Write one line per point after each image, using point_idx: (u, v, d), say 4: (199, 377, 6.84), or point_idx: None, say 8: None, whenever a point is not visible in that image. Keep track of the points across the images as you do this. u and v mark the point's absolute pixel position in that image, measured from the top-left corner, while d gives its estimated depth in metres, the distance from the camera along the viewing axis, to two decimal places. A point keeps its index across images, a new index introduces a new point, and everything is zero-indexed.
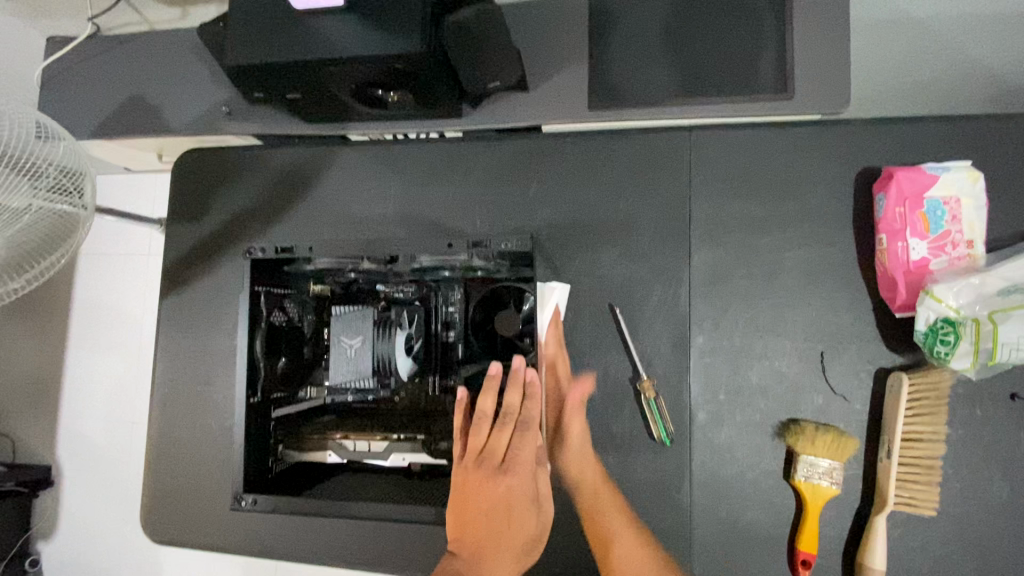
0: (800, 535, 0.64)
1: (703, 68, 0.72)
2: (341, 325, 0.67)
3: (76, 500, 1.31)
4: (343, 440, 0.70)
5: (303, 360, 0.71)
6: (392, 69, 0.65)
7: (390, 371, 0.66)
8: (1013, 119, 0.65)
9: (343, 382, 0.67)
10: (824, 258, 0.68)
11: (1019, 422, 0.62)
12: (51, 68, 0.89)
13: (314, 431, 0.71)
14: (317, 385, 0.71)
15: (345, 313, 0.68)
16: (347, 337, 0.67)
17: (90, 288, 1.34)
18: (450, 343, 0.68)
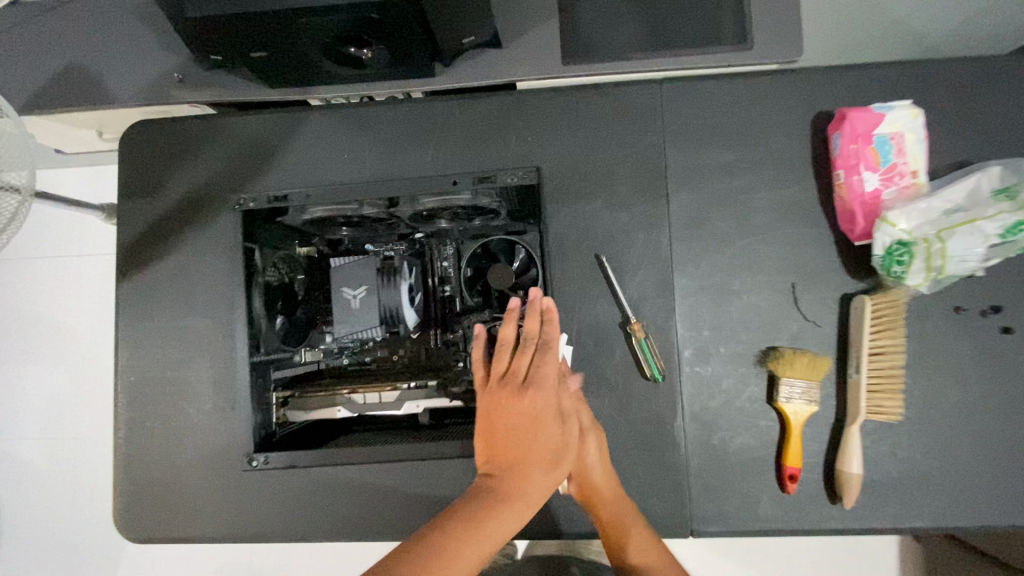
0: (785, 453, 0.69)
1: (666, 26, 0.75)
2: (345, 276, 0.72)
3: (18, 526, 1.20)
4: (351, 394, 0.78)
5: (298, 320, 0.82)
6: (367, 19, 0.63)
7: (398, 319, 0.72)
8: (941, 62, 0.72)
9: (349, 334, 0.72)
10: (789, 196, 0.73)
11: (963, 332, 0.69)
12: None
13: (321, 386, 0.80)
14: (312, 348, 0.82)
15: (354, 265, 0.73)
16: (350, 287, 0.72)
17: (17, 291, 1.22)
18: (447, 297, 0.75)
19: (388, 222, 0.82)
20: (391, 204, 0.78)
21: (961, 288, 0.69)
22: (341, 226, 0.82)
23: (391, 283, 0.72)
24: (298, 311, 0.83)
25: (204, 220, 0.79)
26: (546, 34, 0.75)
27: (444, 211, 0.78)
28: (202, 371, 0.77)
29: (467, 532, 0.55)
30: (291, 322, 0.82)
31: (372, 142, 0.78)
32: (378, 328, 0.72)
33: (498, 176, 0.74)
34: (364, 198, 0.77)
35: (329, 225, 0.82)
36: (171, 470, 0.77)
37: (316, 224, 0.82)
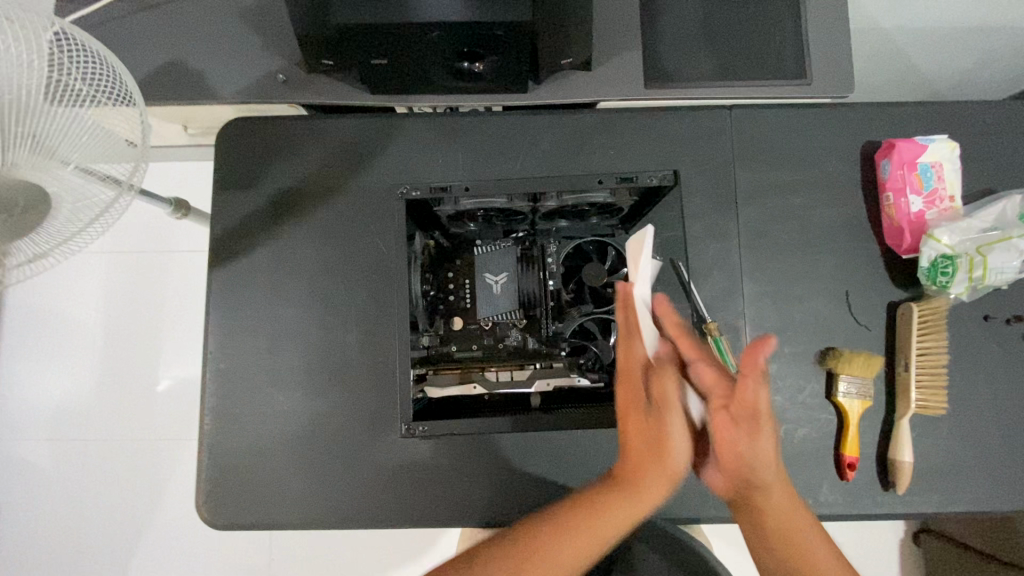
0: (843, 443, 0.76)
1: (739, 57, 0.83)
2: (487, 262, 0.75)
3: None
4: (485, 372, 0.72)
5: (432, 305, 0.75)
6: (490, 35, 0.69)
7: (536, 303, 0.75)
8: (968, 105, 0.83)
9: (489, 317, 0.74)
10: (842, 214, 0.82)
11: (993, 337, 0.79)
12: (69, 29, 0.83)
13: (448, 363, 0.73)
14: (432, 335, 0.74)
15: (500, 251, 0.76)
16: (491, 272, 0.75)
17: None
18: (557, 289, 0.75)
19: (517, 217, 0.77)
20: (535, 200, 0.73)
21: (990, 300, 0.79)
22: (477, 218, 0.77)
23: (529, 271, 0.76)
24: (429, 288, 0.76)
25: (299, 214, 0.82)
26: (630, 59, 0.83)
27: (572, 210, 0.76)
28: (292, 359, 0.80)
29: (526, 553, 0.60)
30: (428, 298, 0.75)
31: (464, 148, 0.84)
32: (514, 312, 0.74)
33: (642, 179, 0.70)
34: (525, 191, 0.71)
35: (461, 217, 0.77)
36: (254, 456, 0.78)
37: (449, 217, 0.77)
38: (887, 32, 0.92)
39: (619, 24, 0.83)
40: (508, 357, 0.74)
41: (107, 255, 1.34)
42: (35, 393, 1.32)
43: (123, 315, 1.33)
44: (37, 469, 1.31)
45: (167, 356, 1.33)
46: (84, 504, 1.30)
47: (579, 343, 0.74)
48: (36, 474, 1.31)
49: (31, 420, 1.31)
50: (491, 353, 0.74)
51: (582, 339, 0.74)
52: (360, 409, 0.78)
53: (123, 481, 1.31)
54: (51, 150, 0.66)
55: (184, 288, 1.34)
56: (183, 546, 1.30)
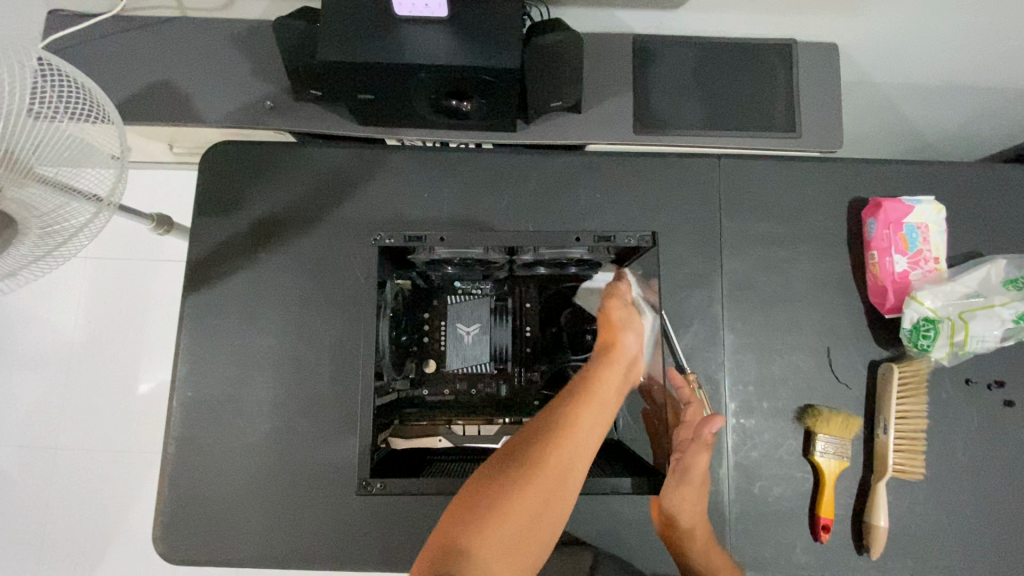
0: (819, 503, 0.75)
1: (729, 107, 0.83)
2: (461, 312, 0.74)
3: None
4: (453, 424, 0.73)
5: (402, 348, 0.74)
6: (479, 79, 0.69)
7: (506, 356, 0.74)
8: (956, 166, 0.83)
9: (458, 367, 0.73)
10: (826, 269, 0.82)
11: (973, 402, 0.78)
12: (58, 44, 0.82)
13: (418, 410, 0.73)
14: (402, 379, 0.73)
15: (474, 301, 0.75)
16: (465, 323, 0.74)
17: None
18: (531, 339, 0.75)
19: (495, 266, 0.75)
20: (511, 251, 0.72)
21: (971, 363, 0.79)
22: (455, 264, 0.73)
23: (502, 321, 0.75)
24: (403, 334, 0.74)
25: (279, 242, 0.81)
26: (621, 104, 0.83)
27: (551, 261, 0.74)
28: (262, 390, 0.78)
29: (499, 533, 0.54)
30: (399, 344, 0.73)
31: (450, 183, 0.83)
32: (486, 364, 0.73)
33: (620, 241, 0.68)
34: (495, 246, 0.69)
35: (438, 263, 0.74)
36: (216, 488, 0.76)
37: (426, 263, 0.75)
38: (880, 87, 0.92)
39: (612, 68, 0.83)
40: (479, 406, 0.74)
41: (88, 262, 1.32)
42: (6, 400, 1.29)
43: (101, 323, 1.31)
44: (2, 478, 1.28)
45: (144, 368, 1.30)
46: (49, 515, 1.27)
47: (549, 396, 0.74)
48: (2, 482, 1.28)
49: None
50: (462, 400, 0.74)
51: (554, 391, 0.74)
52: (329, 445, 0.77)
53: (90, 494, 1.27)
54: (26, 168, 0.65)
55: (165, 299, 1.32)
56: (149, 563, 1.27)
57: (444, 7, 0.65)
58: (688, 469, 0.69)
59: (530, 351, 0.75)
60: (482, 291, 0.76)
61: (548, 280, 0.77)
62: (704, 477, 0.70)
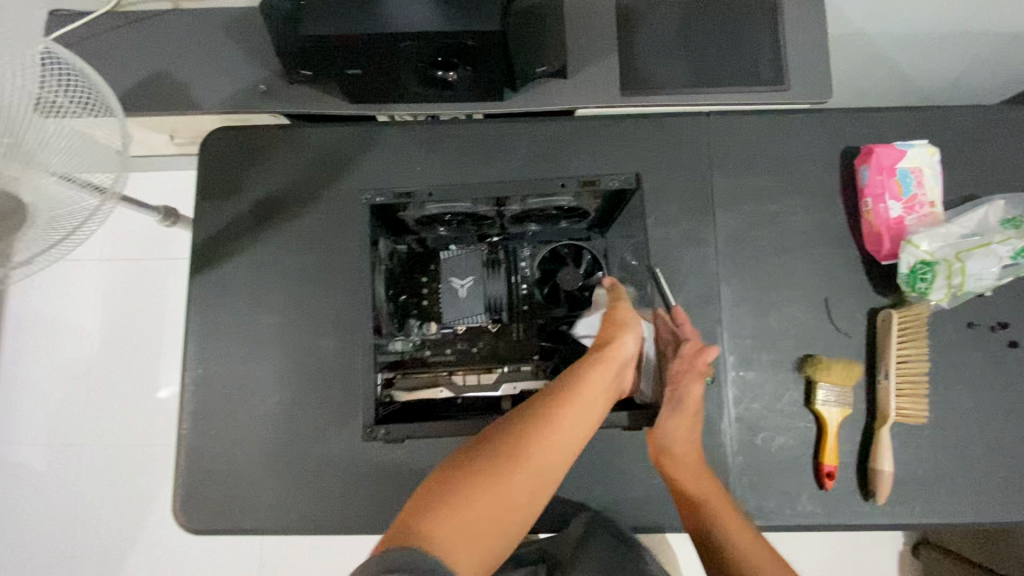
0: (822, 451, 0.75)
1: (715, 65, 0.83)
2: (453, 266, 0.76)
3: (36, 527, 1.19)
4: (452, 377, 0.71)
5: (399, 307, 0.76)
6: (462, 45, 0.70)
7: (501, 308, 0.76)
8: (950, 111, 0.83)
9: (454, 321, 0.75)
10: (820, 219, 0.82)
11: (975, 345, 0.78)
12: (60, 43, 0.85)
13: (419, 368, 0.73)
14: (404, 338, 0.75)
15: (466, 257, 0.77)
16: (457, 276, 0.76)
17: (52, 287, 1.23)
18: (527, 295, 0.77)
19: (486, 222, 0.78)
20: (500, 202, 0.74)
21: (974, 306, 0.78)
22: (448, 222, 0.77)
23: (495, 275, 0.77)
24: (402, 295, 0.77)
25: (279, 222, 0.83)
26: (607, 68, 0.83)
27: (538, 213, 0.77)
28: (269, 365, 0.80)
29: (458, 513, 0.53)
30: (399, 303, 0.77)
31: (443, 155, 0.84)
32: (480, 316, 0.75)
33: (602, 182, 0.71)
34: (481, 197, 0.73)
35: (431, 222, 0.78)
36: (230, 462, 0.79)
37: (419, 221, 0.77)
38: (871, 38, 0.91)
39: (596, 33, 0.84)
40: (480, 360, 0.74)
41: (102, 263, 1.37)
42: (32, 400, 1.34)
43: (117, 320, 1.35)
44: (31, 473, 1.33)
45: (159, 361, 1.34)
46: (78, 509, 1.32)
47: (549, 347, 0.75)
48: (33, 478, 1.33)
49: (27, 423, 1.34)
50: (465, 357, 0.75)
51: (552, 343, 0.75)
52: (336, 414, 0.79)
53: (115, 484, 1.32)
54: (30, 158, 0.68)
55: (176, 295, 1.36)
56: (176, 551, 1.31)
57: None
58: (682, 399, 0.71)
59: (527, 305, 0.77)
60: (475, 248, 0.78)
61: (541, 238, 0.80)
62: (697, 407, 0.71)
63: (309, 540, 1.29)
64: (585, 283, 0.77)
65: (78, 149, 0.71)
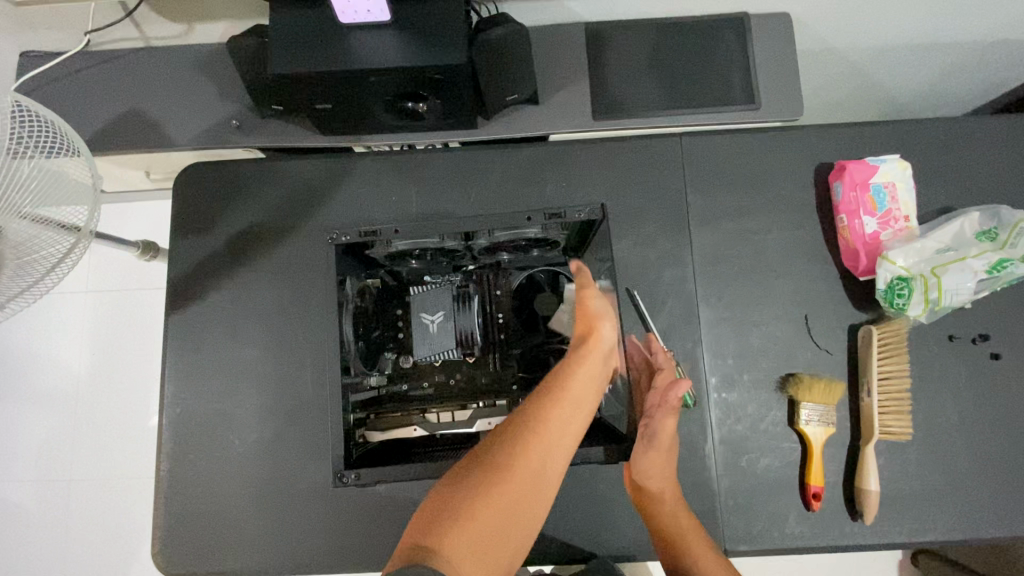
0: (808, 472, 0.74)
1: (685, 85, 0.84)
2: (424, 301, 0.74)
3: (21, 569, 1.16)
4: (426, 414, 0.72)
5: (373, 342, 0.75)
6: (428, 78, 0.70)
7: (473, 341, 0.73)
8: (921, 123, 0.83)
9: (427, 356, 0.73)
10: (797, 236, 0.81)
11: (958, 357, 0.77)
12: (32, 85, 0.85)
13: (396, 406, 0.73)
14: (379, 375, 0.74)
15: (437, 292, 0.74)
16: (428, 312, 0.73)
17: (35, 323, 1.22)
18: (503, 326, 0.76)
19: (458, 254, 0.78)
20: (468, 237, 0.73)
21: (953, 318, 0.78)
22: (418, 256, 0.76)
23: (466, 307, 0.75)
24: (376, 331, 0.76)
25: (255, 257, 0.83)
26: (579, 92, 0.84)
27: (510, 244, 0.76)
28: (248, 401, 0.79)
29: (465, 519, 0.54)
30: (373, 339, 0.75)
31: (418, 184, 0.84)
32: (453, 351, 0.73)
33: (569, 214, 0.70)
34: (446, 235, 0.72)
35: (403, 256, 0.77)
36: (210, 504, 0.77)
37: (389, 255, 0.77)
38: (840, 53, 0.92)
39: (567, 58, 0.84)
40: (458, 394, 0.74)
41: (86, 297, 1.36)
42: (18, 437, 1.33)
43: (102, 353, 1.34)
44: (18, 512, 1.31)
45: (146, 394, 1.33)
46: (64, 548, 1.30)
47: (527, 378, 0.75)
48: (19, 518, 1.31)
49: (13, 462, 1.32)
50: (443, 391, 0.75)
51: (529, 374, 0.75)
52: (317, 451, 0.78)
53: (103, 521, 1.30)
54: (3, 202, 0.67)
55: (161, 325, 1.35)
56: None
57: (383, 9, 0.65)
58: (656, 432, 0.71)
59: (503, 334, 0.76)
60: (449, 280, 0.78)
61: (515, 266, 0.80)
62: (671, 443, 0.72)
63: None
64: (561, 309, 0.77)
65: (50, 190, 0.71)
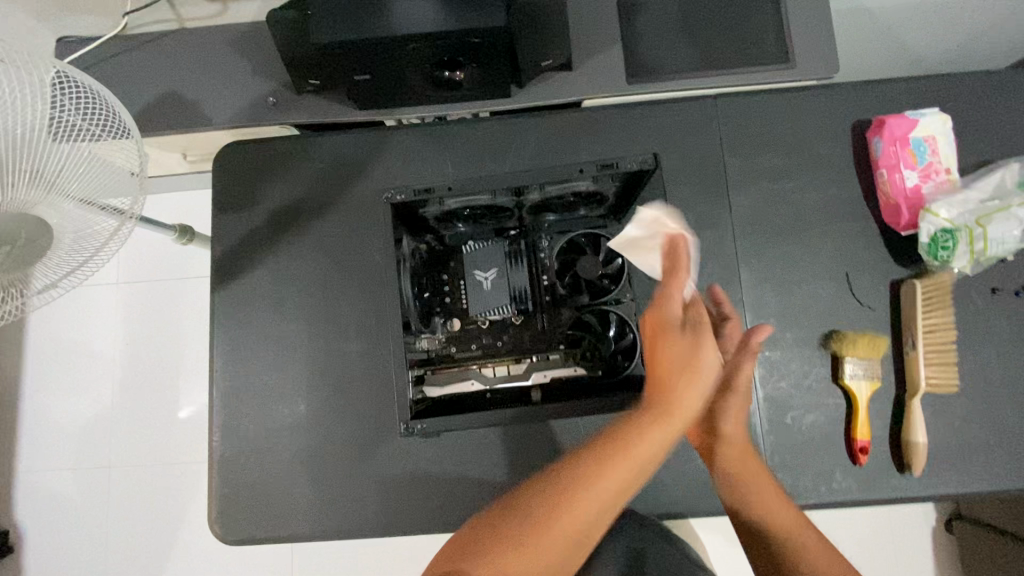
0: (854, 427, 0.75)
1: (717, 47, 0.83)
2: (475, 259, 0.77)
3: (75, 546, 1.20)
4: (480, 369, 0.74)
5: (425, 300, 0.77)
6: (466, 43, 0.70)
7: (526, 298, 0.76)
8: (958, 78, 0.82)
9: (480, 313, 0.76)
10: (835, 195, 0.81)
11: (1002, 311, 0.77)
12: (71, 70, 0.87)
13: (449, 364, 0.74)
14: (428, 337, 0.75)
15: (489, 251, 0.77)
16: (481, 268, 0.77)
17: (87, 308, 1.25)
18: (551, 285, 0.77)
19: (505, 213, 0.79)
20: (518, 192, 0.75)
21: (996, 272, 0.78)
22: (465, 216, 0.79)
23: (517, 266, 0.78)
24: (425, 293, 0.77)
25: (296, 232, 0.84)
26: (611, 58, 0.84)
27: (557, 200, 0.78)
28: (295, 373, 0.81)
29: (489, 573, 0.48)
30: (423, 301, 0.77)
31: (455, 155, 0.85)
32: (506, 307, 0.75)
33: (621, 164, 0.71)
34: (496, 192, 0.74)
35: (451, 218, 0.80)
36: (262, 474, 0.79)
37: (437, 217, 0.79)
38: (872, 11, 0.91)
39: (599, 24, 0.84)
40: (510, 350, 0.75)
41: (120, 286, 1.38)
42: (60, 424, 1.36)
43: (137, 341, 1.37)
44: (62, 497, 1.34)
45: (181, 380, 1.35)
46: (108, 531, 1.33)
47: (579, 335, 0.75)
48: (64, 502, 1.34)
49: (57, 448, 1.35)
50: (493, 350, 0.76)
51: (581, 331, 0.75)
52: (364, 420, 0.79)
53: (145, 504, 1.33)
54: (51, 183, 0.68)
55: (195, 312, 1.37)
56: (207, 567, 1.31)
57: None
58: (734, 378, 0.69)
59: (548, 294, 0.77)
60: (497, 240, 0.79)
61: (558, 228, 0.81)
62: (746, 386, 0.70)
63: (340, 549, 1.29)
64: (606, 270, 0.76)
65: (99, 174, 0.71)
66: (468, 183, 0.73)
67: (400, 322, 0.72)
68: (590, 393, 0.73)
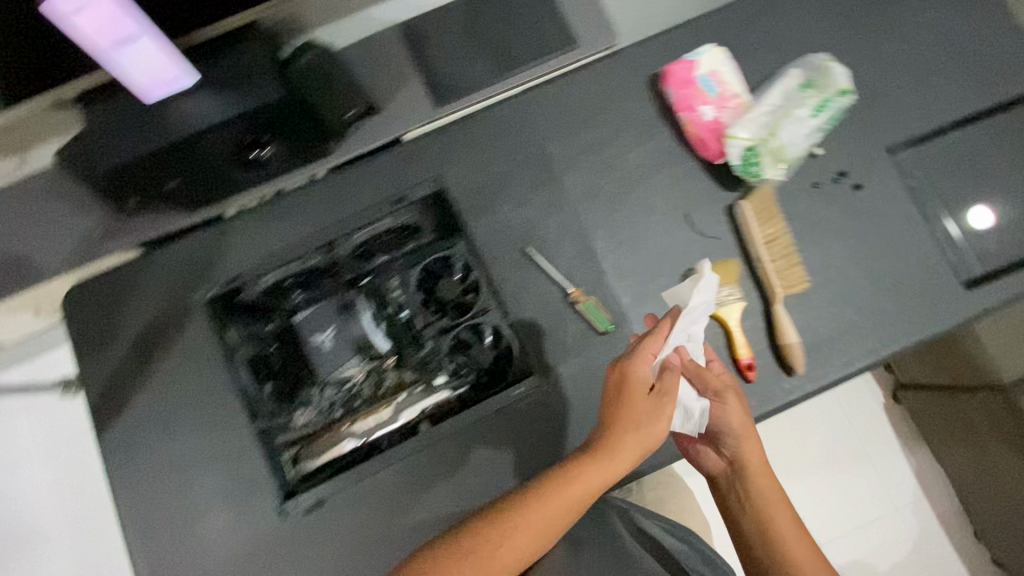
0: (735, 349, 0.79)
1: (506, 50, 0.88)
2: (313, 325, 0.87)
3: None
4: (354, 426, 0.82)
5: (282, 378, 0.85)
6: (256, 122, 0.72)
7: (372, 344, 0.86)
8: (722, 11, 0.90)
9: (332, 374, 0.85)
10: (653, 146, 0.87)
11: (824, 201, 0.84)
12: None
13: (324, 433, 0.81)
14: (300, 410, 0.83)
15: (342, 312, 0.88)
16: (320, 330, 0.87)
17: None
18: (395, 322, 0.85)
19: (331, 271, 0.87)
20: (330, 249, 0.85)
21: (808, 169, 0.85)
22: (295, 286, 0.87)
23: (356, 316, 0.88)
24: (280, 370, 0.85)
25: (167, 349, 0.83)
26: (413, 88, 0.87)
27: (372, 243, 0.87)
28: (206, 486, 0.79)
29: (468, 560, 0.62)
30: (280, 381, 0.84)
31: (299, 222, 0.86)
32: (353, 359, 0.86)
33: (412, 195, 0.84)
34: (307, 255, 0.85)
35: (281, 290, 0.87)
36: None
37: (263, 296, 0.86)
38: None
39: (392, 61, 0.87)
40: (376, 396, 0.83)
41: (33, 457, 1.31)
42: None
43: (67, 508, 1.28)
44: None
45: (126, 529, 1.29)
46: None
47: (434, 360, 0.84)
48: None
49: None
50: (361, 399, 0.84)
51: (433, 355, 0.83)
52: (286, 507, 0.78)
53: None
54: None
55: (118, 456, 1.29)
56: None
57: (171, 64, 0.65)
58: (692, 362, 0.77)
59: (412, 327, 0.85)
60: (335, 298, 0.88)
61: (404, 263, 0.86)
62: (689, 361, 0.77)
63: None
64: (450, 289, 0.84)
65: None
66: (275, 255, 0.84)
67: (244, 412, 0.81)
68: (457, 406, 0.80)
